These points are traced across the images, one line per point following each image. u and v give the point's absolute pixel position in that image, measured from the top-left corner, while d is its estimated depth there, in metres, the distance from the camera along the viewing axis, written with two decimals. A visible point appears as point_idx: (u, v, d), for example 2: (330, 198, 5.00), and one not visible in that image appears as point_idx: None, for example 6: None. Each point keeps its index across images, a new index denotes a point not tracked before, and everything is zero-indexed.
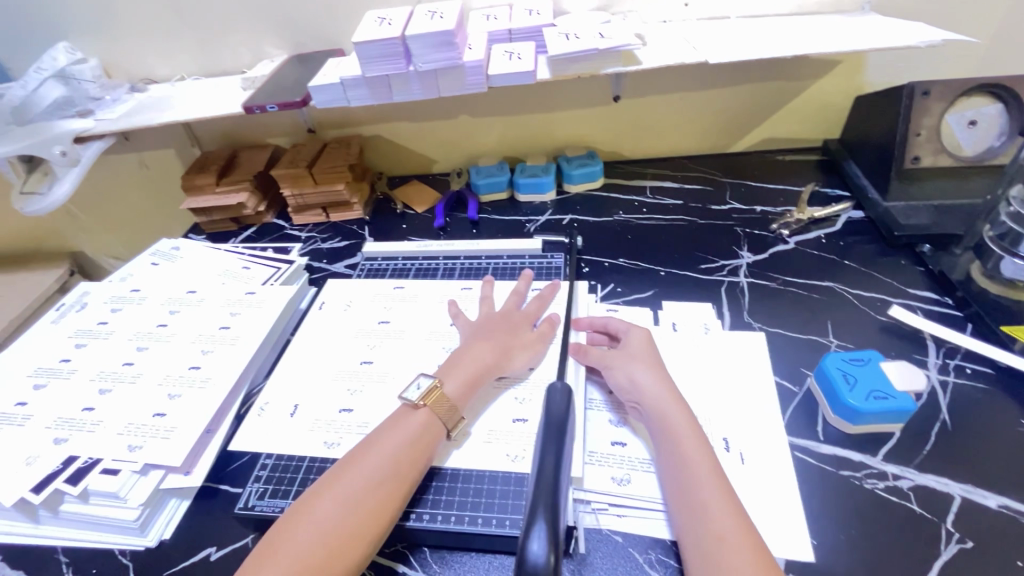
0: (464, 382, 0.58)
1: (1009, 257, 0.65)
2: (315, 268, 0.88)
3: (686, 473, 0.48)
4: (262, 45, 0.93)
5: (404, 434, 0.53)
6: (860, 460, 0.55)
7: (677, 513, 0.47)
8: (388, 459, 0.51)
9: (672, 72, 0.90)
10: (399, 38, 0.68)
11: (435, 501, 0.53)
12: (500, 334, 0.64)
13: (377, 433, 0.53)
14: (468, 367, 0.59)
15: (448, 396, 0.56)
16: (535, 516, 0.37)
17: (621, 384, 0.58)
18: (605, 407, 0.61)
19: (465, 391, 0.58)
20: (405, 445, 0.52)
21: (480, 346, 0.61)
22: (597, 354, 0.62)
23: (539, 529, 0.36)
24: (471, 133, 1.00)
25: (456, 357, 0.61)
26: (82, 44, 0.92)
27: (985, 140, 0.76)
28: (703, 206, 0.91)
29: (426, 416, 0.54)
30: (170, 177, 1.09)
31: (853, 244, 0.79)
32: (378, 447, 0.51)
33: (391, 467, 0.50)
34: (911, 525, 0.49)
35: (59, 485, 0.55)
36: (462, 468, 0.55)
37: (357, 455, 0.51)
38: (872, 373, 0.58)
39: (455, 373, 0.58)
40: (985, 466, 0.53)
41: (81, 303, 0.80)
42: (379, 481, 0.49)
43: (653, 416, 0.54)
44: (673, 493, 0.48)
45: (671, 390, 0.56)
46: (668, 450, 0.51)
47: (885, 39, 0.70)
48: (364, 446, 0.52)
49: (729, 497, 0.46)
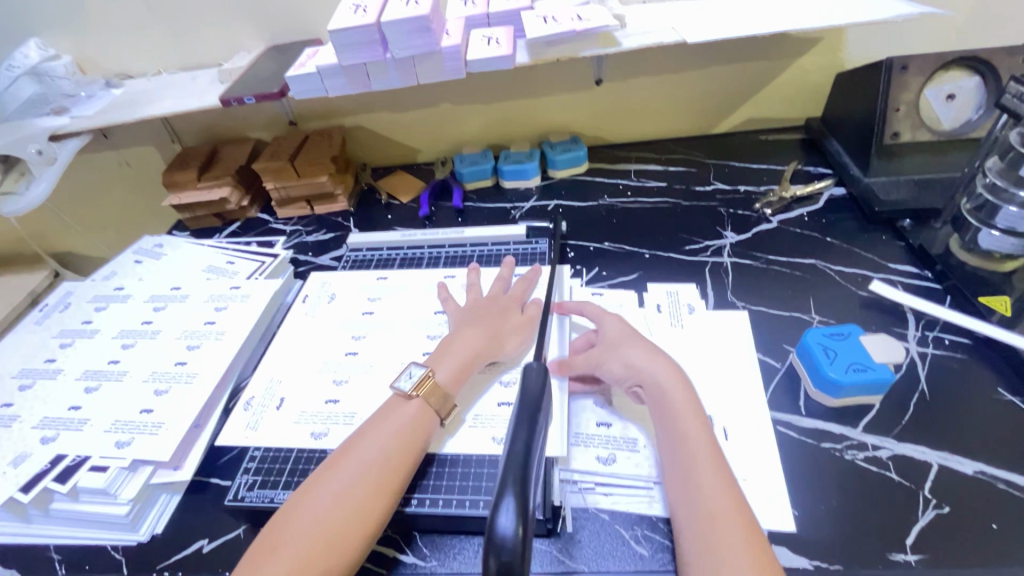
0: (456, 370, 0.58)
1: (986, 229, 0.67)
2: (300, 261, 0.88)
3: (681, 449, 0.49)
4: (237, 37, 0.91)
5: (396, 424, 0.53)
6: (840, 433, 0.55)
7: (673, 491, 0.47)
8: (382, 449, 0.51)
9: (653, 54, 0.90)
10: (374, 25, 0.67)
11: (435, 487, 0.53)
12: (491, 322, 0.63)
13: (370, 424, 0.54)
14: (462, 354, 0.59)
15: (440, 385, 0.56)
16: (504, 488, 0.36)
17: (617, 375, 0.57)
18: (599, 407, 0.59)
19: (457, 378, 0.58)
20: (396, 437, 0.52)
21: (470, 335, 0.61)
22: (582, 360, 0.59)
23: (508, 502, 0.35)
24: (454, 121, 0.99)
25: (447, 346, 0.61)
26: (54, 40, 0.91)
27: (963, 114, 0.77)
28: (687, 187, 0.91)
29: (420, 407, 0.54)
30: (153, 174, 1.08)
31: (834, 221, 0.80)
32: (372, 438, 0.52)
33: (384, 456, 0.50)
34: (890, 492, 0.50)
35: (48, 484, 0.55)
36: (460, 453, 0.56)
37: (349, 449, 0.51)
38: (851, 347, 0.58)
39: (446, 361, 0.59)
40: (962, 434, 0.54)
41: (64, 303, 0.79)
42: (373, 472, 0.49)
43: (654, 395, 0.53)
44: (670, 470, 0.49)
45: (669, 367, 0.55)
46: (665, 427, 0.51)
47: (863, 14, 0.70)
48: (356, 439, 0.52)
49: (721, 475, 0.47)
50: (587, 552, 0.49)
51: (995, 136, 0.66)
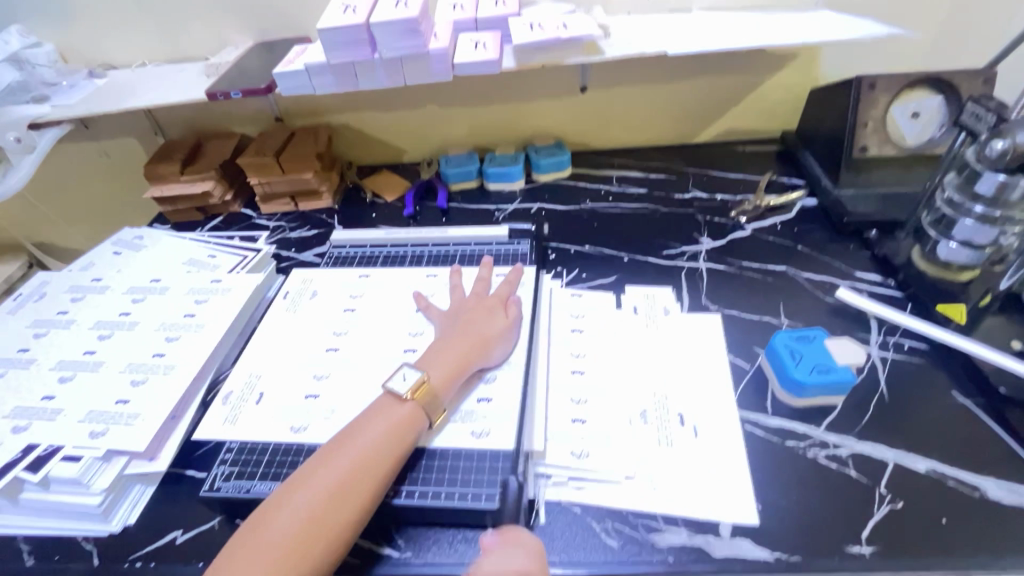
0: (448, 373, 0.58)
1: (944, 241, 0.70)
2: (283, 257, 0.88)
3: None
4: (226, 32, 0.91)
5: (388, 424, 0.53)
6: (804, 431, 0.58)
7: None
8: (371, 449, 0.51)
9: (636, 64, 0.93)
10: (363, 25, 0.68)
11: (415, 478, 0.54)
12: (479, 325, 0.63)
13: (361, 422, 0.54)
14: (452, 358, 0.59)
15: (433, 388, 0.57)
16: None
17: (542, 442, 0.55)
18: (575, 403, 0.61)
19: (450, 381, 0.58)
20: (386, 438, 0.52)
21: (461, 338, 0.61)
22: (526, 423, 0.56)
23: None
24: (441, 123, 1.00)
25: (438, 348, 0.61)
26: (36, 27, 0.90)
27: (926, 131, 0.81)
28: (666, 194, 0.93)
29: (412, 409, 0.55)
30: (133, 166, 1.07)
31: (805, 230, 0.83)
32: (363, 437, 0.52)
33: (374, 456, 0.51)
34: (848, 488, 0.53)
35: (18, 473, 0.54)
36: (441, 447, 0.56)
37: (339, 446, 0.52)
38: (817, 350, 0.61)
39: (438, 364, 0.59)
40: (918, 435, 0.57)
41: (39, 293, 0.78)
42: (362, 472, 0.50)
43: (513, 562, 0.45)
44: None
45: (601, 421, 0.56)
46: None
47: (834, 33, 0.73)
48: (347, 436, 0.52)
49: None
50: (557, 544, 0.51)
51: (954, 152, 0.69)
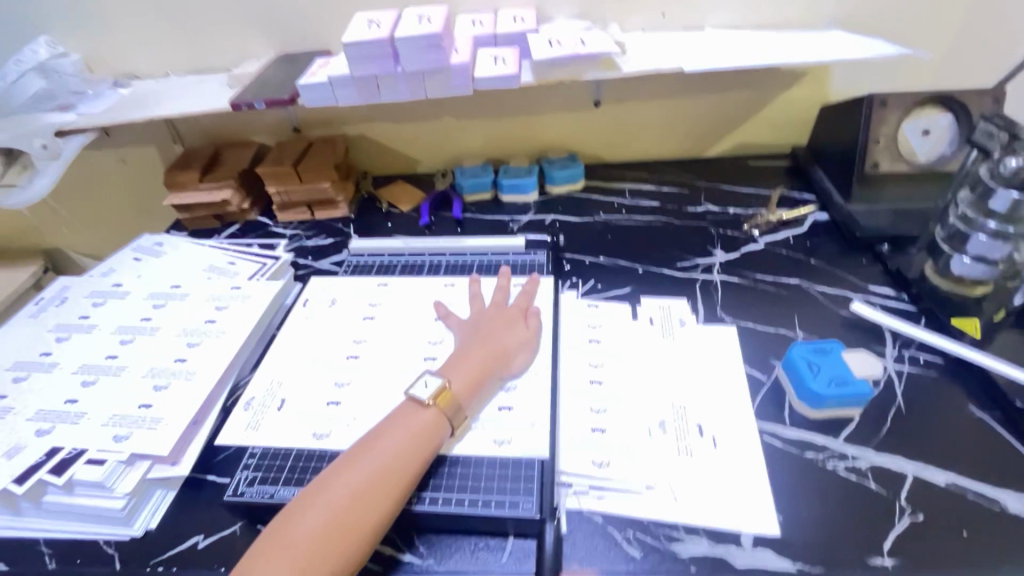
0: (469, 380, 0.59)
1: (958, 255, 0.71)
2: (301, 265, 0.89)
3: None
4: (248, 44, 0.93)
5: (409, 430, 0.54)
6: (822, 443, 0.58)
7: None
8: (392, 455, 0.51)
9: (649, 79, 0.95)
10: (388, 40, 0.70)
11: (437, 486, 0.54)
12: (499, 334, 0.64)
13: (383, 428, 0.54)
14: (473, 365, 0.60)
15: (454, 394, 0.57)
16: None
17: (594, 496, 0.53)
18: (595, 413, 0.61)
19: (470, 389, 0.59)
20: (406, 444, 0.53)
21: (482, 346, 0.62)
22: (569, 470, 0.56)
23: None
24: (457, 135, 1.02)
25: (459, 356, 0.61)
26: (64, 38, 0.92)
27: (938, 148, 0.82)
28: (679, 207, 0.95)
29: (433, 416, 0.55)
30: (150, 173, 1.08)
31: (818, 244, 0.84)
32: (384, 443, 0.52)
33: (396, 461, 0.51)
34: (868, 500, 0.53)
35: (42, 475, 0.55)
36: (463, 454, 0.57)
37: (362, 451, 0.52)
38: (834, 362, 0.61)
39: (459, 370, 0.59)
40: (937, 448, 0.57)
41: (61, 297, 0.79)
42: (384, 478, 0.50)
43: None
44: None
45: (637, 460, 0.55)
46: None
47: (846, 52, 0.75)
48: (370, 442, 0.53)
49: None
50: (579, 555, 0.51)
51: (966, 169, 0.71)
